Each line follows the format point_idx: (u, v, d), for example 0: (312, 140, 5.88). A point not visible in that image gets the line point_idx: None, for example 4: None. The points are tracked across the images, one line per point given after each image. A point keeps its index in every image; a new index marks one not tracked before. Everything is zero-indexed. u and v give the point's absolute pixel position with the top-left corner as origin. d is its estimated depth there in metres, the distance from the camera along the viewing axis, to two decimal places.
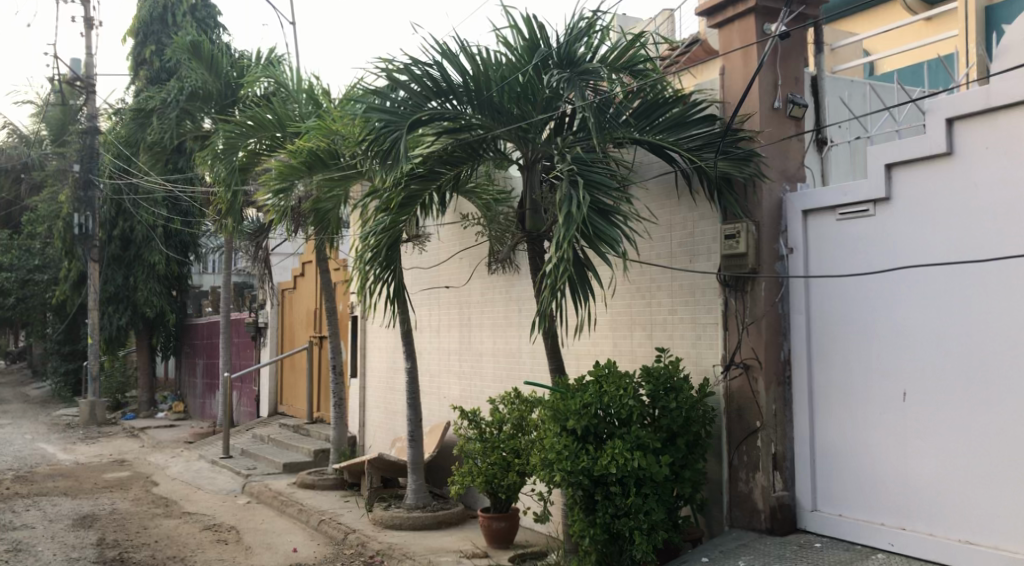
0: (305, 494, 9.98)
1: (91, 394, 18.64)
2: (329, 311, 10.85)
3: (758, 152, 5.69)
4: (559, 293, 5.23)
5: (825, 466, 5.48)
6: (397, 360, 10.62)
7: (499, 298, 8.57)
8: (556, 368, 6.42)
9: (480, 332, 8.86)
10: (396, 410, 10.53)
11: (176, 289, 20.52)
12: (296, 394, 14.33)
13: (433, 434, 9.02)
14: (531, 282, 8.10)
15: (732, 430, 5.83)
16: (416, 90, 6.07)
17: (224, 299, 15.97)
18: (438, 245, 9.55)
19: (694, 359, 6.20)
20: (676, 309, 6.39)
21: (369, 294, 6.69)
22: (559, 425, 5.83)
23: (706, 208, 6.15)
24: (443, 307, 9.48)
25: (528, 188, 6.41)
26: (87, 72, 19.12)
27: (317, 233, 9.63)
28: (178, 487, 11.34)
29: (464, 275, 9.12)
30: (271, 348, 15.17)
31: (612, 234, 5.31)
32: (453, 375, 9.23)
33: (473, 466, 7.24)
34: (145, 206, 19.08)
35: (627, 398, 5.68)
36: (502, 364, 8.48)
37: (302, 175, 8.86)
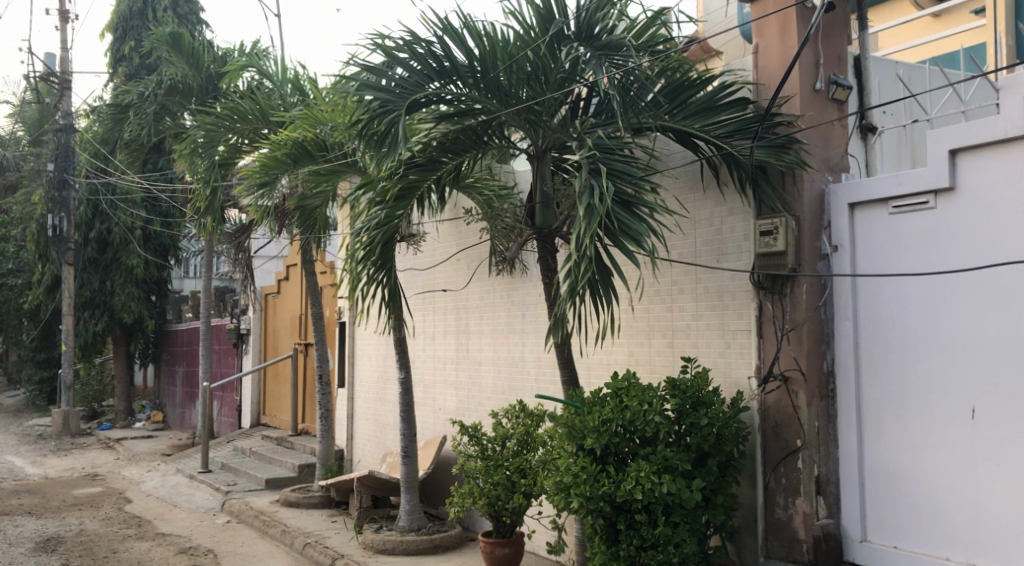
0: (288, 513, 9.27)
1: (64, 403, 17.81)
2: (316, 316, 10.17)
3: (798, 138, 5.09)
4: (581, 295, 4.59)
5: (876, 491, 4.88)
6: (389, 370, 9.96)
7: (500, 303, 7.96)
8: (568, 379, 5.80)
9: (479, 339, 8.23)
10: (387, 422, 9.87)
11: (155, 294, 19.74)
12: (281, 404, 13.62)
13: (429, 449, 8.35)
14: (536, 285, 7.50)
15: (768, 449, 5.22)
16: (416, 69, 5.45)
17: (205, 304, 15.24)
18: (433, 246, 8.91)
19: (722, 370, 5.59)
20: (702, 314, 5.79)
21: (362, 298, 6.02)
22: (575, 444, 5.24)
23: (737, 202, 5.55)
24: (438, 313, 8.85)
25: (539, 180, 5.78)
26: (62, 68, 18.33)
27: (303, 233, 8.97)
28: (153, 505, 10.59)
29: (461, 279, 8.50)
30: (253, 356, 14.46)
31: (639, 229, 4.67)
32: (449, 386, 8.59)
33: (474, 487, 6.59)
34: (123, 207, 18.30)
35: (652, 415, 5.04)
36: (503, 374, 7.85)
37: (287, 169, 8.20)
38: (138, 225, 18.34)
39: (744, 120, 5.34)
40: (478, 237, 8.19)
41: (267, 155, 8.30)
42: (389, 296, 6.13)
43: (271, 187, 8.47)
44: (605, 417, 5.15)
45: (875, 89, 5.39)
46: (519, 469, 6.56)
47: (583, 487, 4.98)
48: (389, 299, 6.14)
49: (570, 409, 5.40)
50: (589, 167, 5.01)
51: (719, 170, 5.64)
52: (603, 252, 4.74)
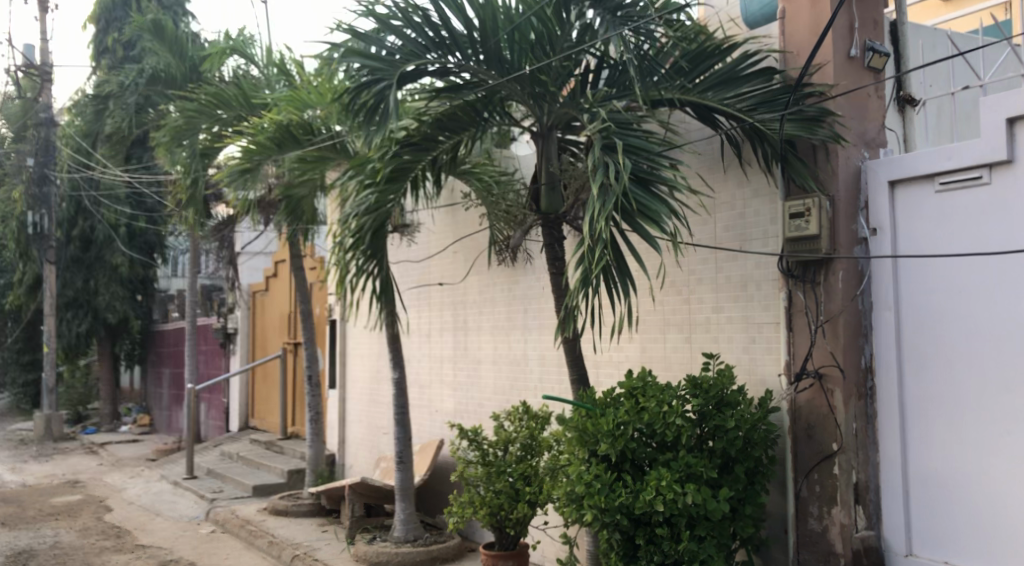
0: (276, 522, 8.75)
1: (47, 407, 17.21)
2: (305, 314, 9.65)
3: (833, 110, 4.61)
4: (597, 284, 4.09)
5: (922, 500, 4.39)
6: (382, 369, 9.46)
7: (500, 297, 7.47)
8: (578, 379, 5.30)
9: (478, 336, 7.74)
10: (381, 424, 9.37)
11: (141, 294, 19.18)
12: (270, 406, 13.10)
13: (425, 454, 7.86)
14: (539, 278, 7.02)
15: (800, 453, 4.73)
16: (412, 39, 4.92)
17: (191, 303, 14.70)
18: (429, 238, 8.41)
19: (747, 367, 5.12)
20: (722, 307, 5.33)
21: (351, 292, 5.52)
22: (587, 450, 4.75)
23: (762, 183, 5.10)
24: (435, 309, 8.34)
25: (545, 161, 5.30)
26: (42, 61, 17.74)
27: (289, 224, 8.45)
28: (134, 513, 10.04)
29: (459, 273, 8.01)
30: (241, 356, 13.93)
31: (659, 210, 4.16)
32: (446, 386, 8.09)
33: (475, 496, 6.09)
34: (106, 204, 17.73)
35: (673, 417, 4.57)
36: (504, 373, 7.37)
37: (271, 154, 7.71)
38: (123, 222, 17.77)
39: (770, 91, 4.85)
40: (476, 227, 7.70)
41: (250, 140, 7.76)
42: (380, 289, 5.61)
43: (254, 175, 7.93)
44: (620, 419, 4.66)
45: (915, 57, 4.92)
46: (523, 475, 6.08)
47: (596, 498, 4.48)
48: (381, 293, 5.62)
49: (580, 411, 4.91)
50: (603, 142, 4.52)
51: (741, 148, 5.17)
52: (620, 237, 4.23)
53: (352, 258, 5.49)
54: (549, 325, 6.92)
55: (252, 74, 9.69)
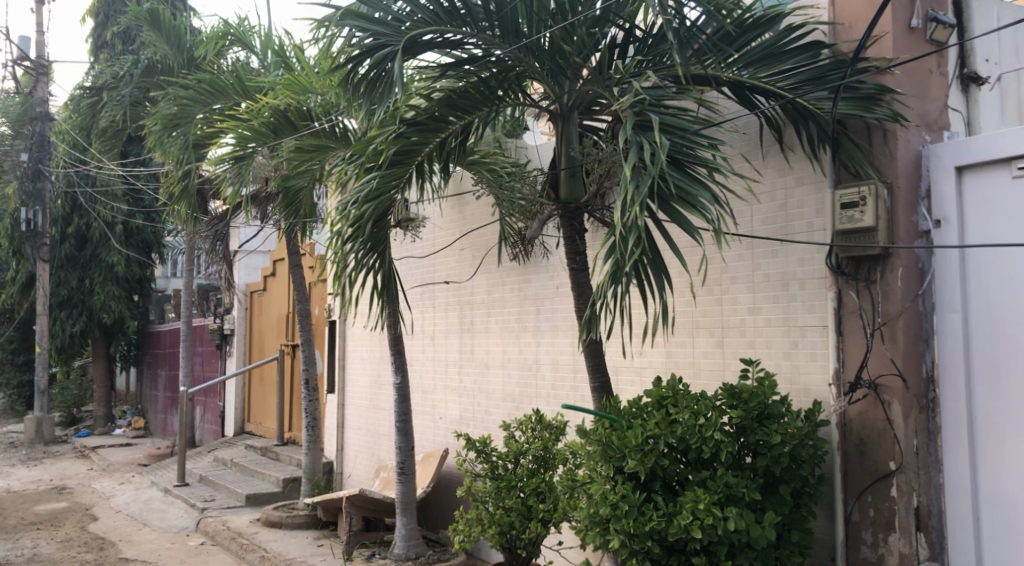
0: (269, 535, 8.22)
1: (38, 409, 16.69)
2: (303, 315, 9.15)
3: (892, 87, 4.12)
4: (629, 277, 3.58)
5: (997, 527, 3.86)
6: (383, 374, 8.95)
7: (511, 298, 6.97)
8: (599, 387, 4.79)
9: (487, 339, 7.24)
10: (382, 431, 8.86)
11: (137, 294, 18.71)
12: (267, 411, 12.60)
13: (428, 464, 7.36)
14: (553, 277, 6.53)
15: (850, 473, 4.21)
16: (423, 6, 4.44)
17: (186, 303, 14.21)
18: (434, 234, 7.91)
19: (789, 376, 4.62)
20: (760, 308, 4.83)
21: (349, 287, 4.99)
22: (612, 467, 4.25)
23: (806, 170, 4.60)
24: (440, 309, 7.84)
25: (564, 145, 4.80)
26: (37, 54, 17.27)
27: (286, 218, 7.95)
28: (121, 523, 9.52)
29: (466, 271, 7.50)
30: (237, 358, 13.43)
31: (701, 195, 3.66)
32: (451, 393, 7.59)
33: (484, 513, 5.57)
34: (102, 200, 17.24)
35: (711, 431, 4.06)
36: (514, 379, 6.88)
37: (266, 141, 7.29)
38: (118, 220, 17.29)
39: (818, 68, 4.36)
40: (485, 222, 7.20)
41: (244, 127, 7.27)
42: (380, 287, 5.08)
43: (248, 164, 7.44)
44: (650, 433, 4.17)
45: (980, 30, 4.42)
46: (536, 491, 5.56)
47: (624, 522, 3.99)
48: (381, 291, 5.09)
49: (604, 422, 4.40)
50: (635, 119, 4.01)
51: (783, 131, 4.67)
52: (655, 226, 3.73)
53: (351, 251, 4.97)
54: (565, 328, 6.41)
55: (249, 61, 9.21)
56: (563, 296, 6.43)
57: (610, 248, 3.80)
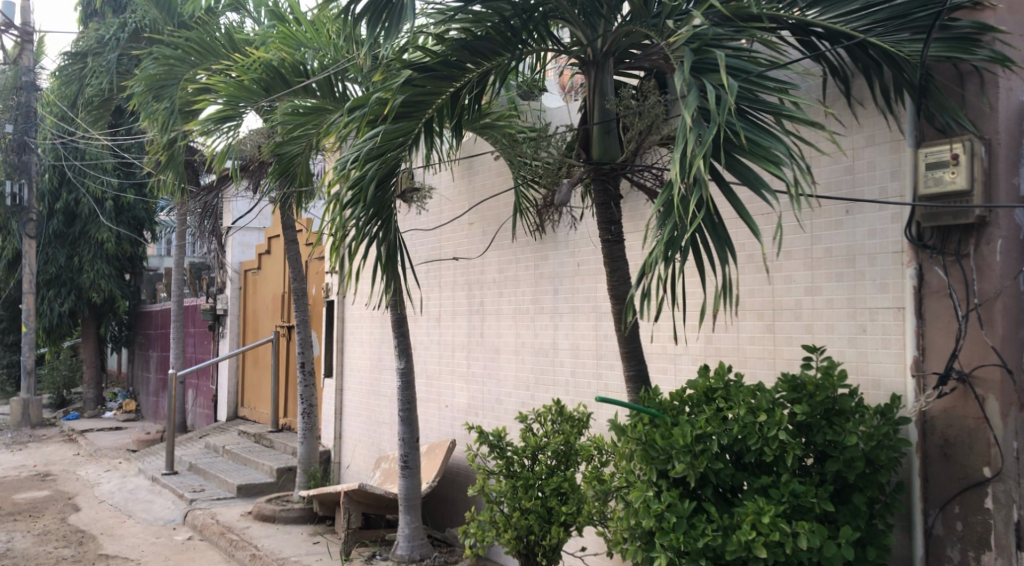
0: (261, 530, 7.62)
1: (24, 391, 16.07)
2: (299, 294, 8.53)
3: (993, 25, 3.51)
4: (689, 246, 2.96)
5: None
6: (384, 358, 8.35)
7: (526, 276, 6.37)
8: (635, 377, 4.18)
9: (499, 322, 6.63)
10: (383, 420, 8.27)
11: (128, 272, 18.08)
12: (260, 395, 12.03)
13: (434, 456, 6.78)
14: (573, 254, 5.91)
15: (932, 479, 3.60)
16: None
17: (176, 281, 13.56)
18: (441, 206, 7.28)
19: (856, 365, 4.01)
20: (820, 286, 4.22)
21: (348, 260, 4.36)
22: (655, 469, 3.64)
23: (878, 128, 3.97)
24: (447, 289, 7.23)
25: (597, 97, 4.17)
26: (23, 21, 16.50)
27: (280, 187, 7.32)
28: (104, 515, 8.91)
29: (475, 247, 6.89)
30: (231, 340, 12.82)
31: (775, 149, 3.02)
32: (459, 379, 7.00)
33: (498, 515, 4.98)
34: (91, 175, 16.55)
35: (775, 431, 3.43)
36: (529, 365, 6.28)
37: (256, 99, 6.66)
38: (109, 195, 16.61)
39: (901, 4, 3.68)
40: (497, 194, 6.58)
41: (232, 84, 6.62)
42: (383, 261, 4.46)
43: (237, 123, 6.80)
44: (700, 431, 3.55)
45: None
46: (557, 491, 4.97)
47: (672, 536, 3.42)
48: (386, 267, 4.48)
49: (644, 417, 3.80)
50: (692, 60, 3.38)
51: (851, 82, 4.05)
52: (721, 186, 3.11)
53: (352, 218, 4.35)
54: (586, 310, 5.81)
55: (242, 20, 8.55)
56: (585, 275, 5.81)
57: (663, 212, 3.16)
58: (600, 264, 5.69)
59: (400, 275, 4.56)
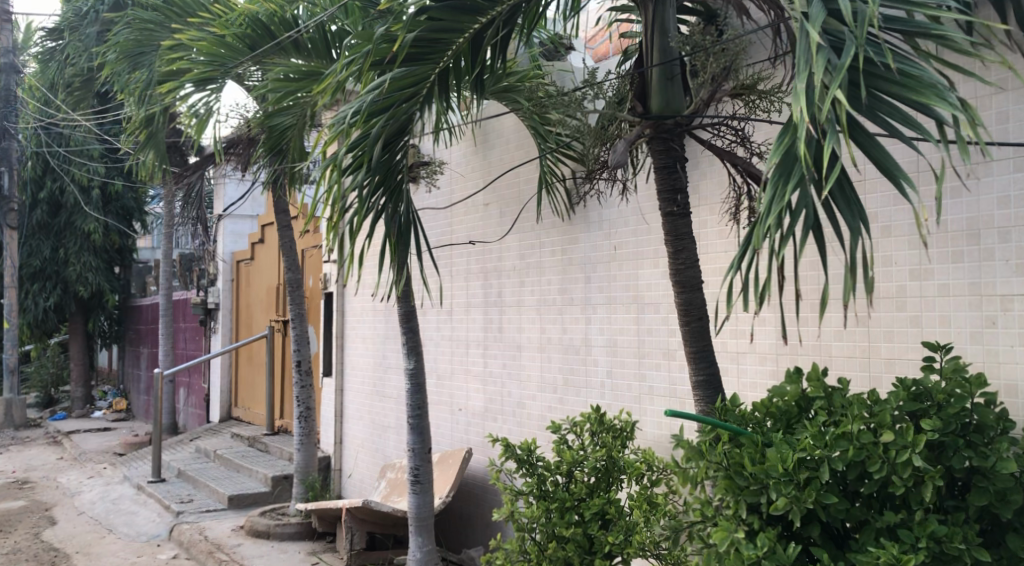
0: (254, 548, 6.85)
1: (7, 391, 15.26)
2: (294, 284, 7.74)
3: None
4: (812, 213, 2.19)
5: None
6: (389, 355, 7.57)
7: (552, 263, 5.61)
8: (705, 383, 3.39)
9: (520, 317, 5.89)
10: (388, 424, 7.50)
11: (118, 264, 17.31)
12: (255, 395, 11.26)
13: (447, 466, 6.03)
14: (608, 236, 5.14)
15: None
16: None
17: (165, 274, 12.76)
18: (452, 184, 6.55)
19: (984, 368, 3.22)
20: (932, 270, 3.42)
21: (349, 238, 3.56)
22: (745, 502, 2.86)
23: (1014, 70, 3.19)
24: (460, 280, 6.48)
25: (657, 33, 3.36)
26: None
27: (271, 162, 6.53)
28: (82, 530, 8.13)
29: (494, 231, 6.13)
30: (224, 335, 12.06)
31: (935, 78, 2.18)
32: (475, 381, 6.27)
33: (530, 546, 4.20)
34: (75, 162, 15.71)
35: (907, 456, 2.63)
36: (556, 364, 5.54)
37: (241, 59, 5.84)
38: (95, 183, 15.79)
39: None
40: (517, 170, 5.83)
41: (211, 43, 5.78)
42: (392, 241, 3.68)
43: (220, 85, 6.02)
44: (805, 452, 2.77)
45: None
46: (599, 515, 4.20)
47: None
48: (397, 250, 3.69)
49: (726, 435, 3.04)
50: None
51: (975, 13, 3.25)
52: (857, 132, 2.31)
53: (355, 186, 3.58)
54: (623, 302, 5.02)
55: None
56: (623, 261, 5.02)
57: (778, 166, 2.36)
58: (641, 249, 4.90)
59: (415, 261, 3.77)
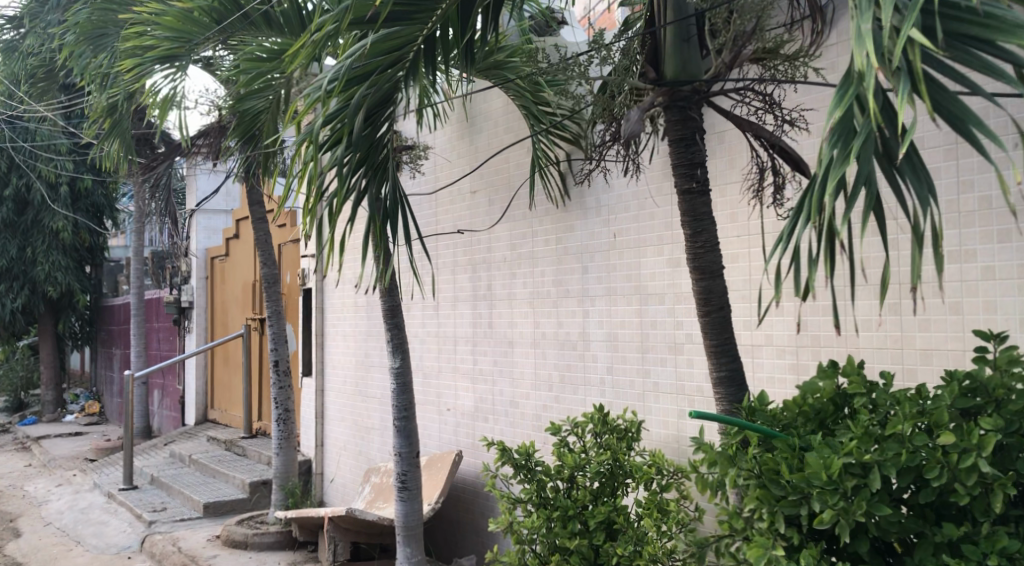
0: (231, 560, 6.44)
1: None
2: (270, 280, 7.33)
3: None
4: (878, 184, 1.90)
5: None
6: (371, 354, 7.19)
7: (545, 253, 5.26)
8: (726, 380, 3.05)
9: (512, 311, 5.53)
10: (372, 426, 7.12)
11: (88, 263, 16.74)
12: (231, 396, 10.82)
13: (436, 471, 5.68)
14: (606, 223, 4.80)
15: None
16: None
17: (135, 272, 12.26)
18: (437, 170, 6.18)
19: None
20: (975, 251, 3.11)
21: (330, 221, 3.19)
22: (782, 515, 2.53)
23: None
24: (447, 273, 6.12)
25: None
26: None
27: (244, 149, 6.11)
28: (47, 543, 7.67)
29: (482, 220, 5.78)
30: (198, 335, 11.61)
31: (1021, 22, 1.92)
32: (464, 379, 5.92)
33: (531, 561, 3.85)
34: (41, 157, 15.12)
35: (971, 459, 2.31)
36: (552, 361, 5.19)
37: (208, 33, 5.42)
38: (63, 179, 15.21)
39: None
40: (507, 155, 5.48)
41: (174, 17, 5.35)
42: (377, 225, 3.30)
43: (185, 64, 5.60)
44: (850, 457, 2.45)
45: None
46: (605, 526, 3.86)
47: None
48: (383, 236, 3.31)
49: (755, 438, 2.73)
50: None
51: None
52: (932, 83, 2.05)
53: (334, 164, 3.24)
54: (625, 292, 4.67)
55: None
56: (623, 249, 4.68)
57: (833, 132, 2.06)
58: (643, 236, 4.56)
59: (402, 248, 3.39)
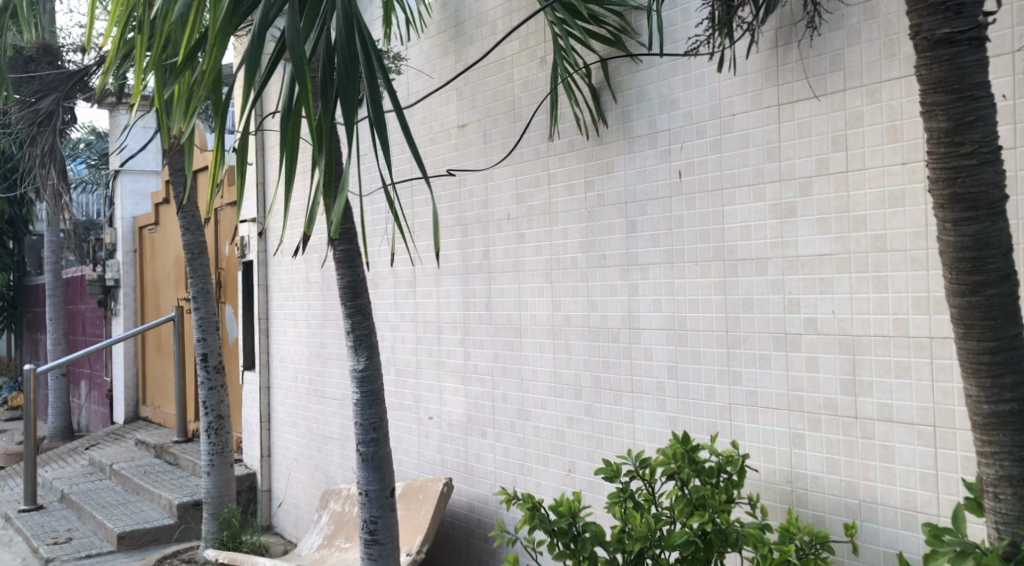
0: None
1: None
2: (194, 249, 5.70)
3: None
4: None
5: None
6: (328, 343, 5.62)
7: (566, 206, 3.73)
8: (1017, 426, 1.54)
9: (518, 287, 4.01)
10: (329, 435, 5.58)
11: (8, 237, 14.74)
12: (165, 389, 9.18)
13: (421, 502, 4.17)
14: (665, 155, 3.28)
15: None
16: None
17: (51, 246, 10.47)
18: (415, 98, 4.62)
19: None
20: None
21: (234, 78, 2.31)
22: None
23: None
24: (427, 237, 4.57)
25: None
26: None
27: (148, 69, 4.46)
28: None
29: (475, 160, 4.25)
30: (126, 318, 9.91)
31: None
32: (451, 379, 4.40)
33: None
34: None
35: None
36: (580, 357, 3.68)
37: None
38: None
39: None
40: (521, 70, 3.94)
41: None
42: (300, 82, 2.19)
43: None
44: None
45: None
46: None
47: None
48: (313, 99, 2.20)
49: None
50: None
51: None
52: None
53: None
54: (695, 258, 3.17)
55: None
56: (692, 193, 3.17)
57: None
58: (727, 170, 3.05)
59: (353, 129, 2.22)
